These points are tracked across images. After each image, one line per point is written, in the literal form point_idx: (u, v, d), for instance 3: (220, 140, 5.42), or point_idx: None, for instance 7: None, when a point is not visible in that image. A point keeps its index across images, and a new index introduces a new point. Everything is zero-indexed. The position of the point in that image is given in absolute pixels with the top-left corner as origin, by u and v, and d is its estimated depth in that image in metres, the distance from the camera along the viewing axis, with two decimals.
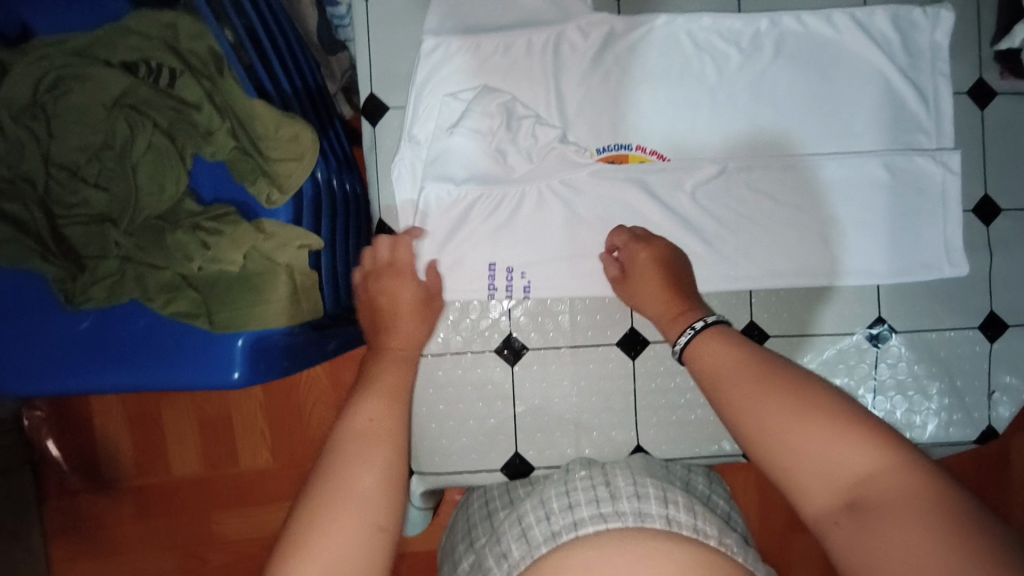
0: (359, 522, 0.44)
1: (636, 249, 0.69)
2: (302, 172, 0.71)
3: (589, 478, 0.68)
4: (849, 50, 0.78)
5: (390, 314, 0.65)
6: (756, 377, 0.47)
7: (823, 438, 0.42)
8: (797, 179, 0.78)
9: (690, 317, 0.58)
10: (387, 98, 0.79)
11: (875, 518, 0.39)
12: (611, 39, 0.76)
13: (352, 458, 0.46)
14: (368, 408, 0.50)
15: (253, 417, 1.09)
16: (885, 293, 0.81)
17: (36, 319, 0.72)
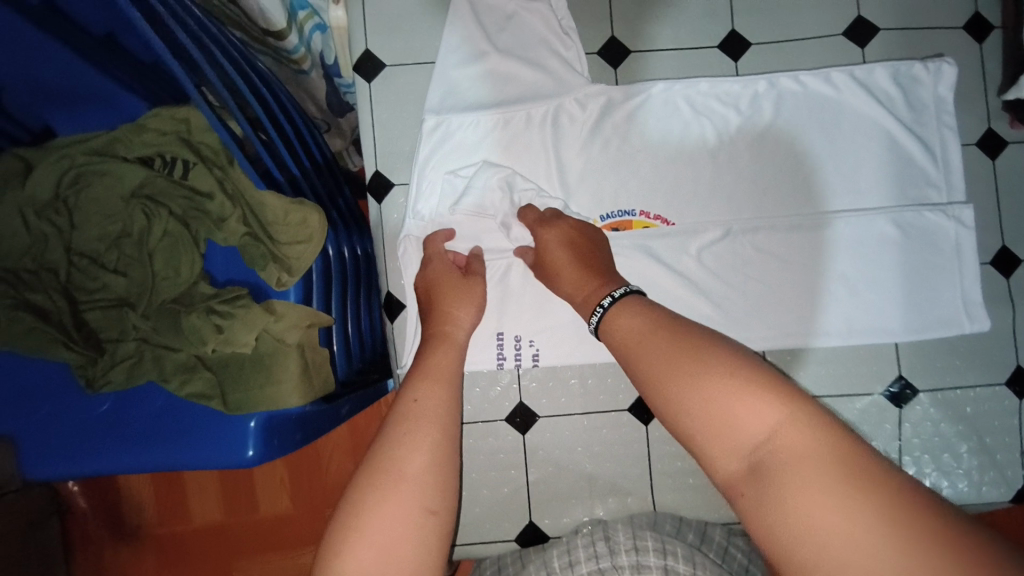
0: (413, 500, 0.46)
1: (543, 232, 0.70)
2: (310, 254, 0.73)
3: (590, 536, 0.70)
4: (851, 107, 0.77)
5: (432, 300, 0.69)
6: (659, 344, 0.48)
7: (718, 391, 0.41)
8: (804, 238, 0.77)
9: (604, 291, 0.60)
10: (393, 174, 0.81)
11: (772, 476, 0.37)
12: (610, 109, 0.78)
13: (404, 439, 0.49)
14: (415, 389, 0.54)
15: (272, 467, 1.10)
16: (904, 351, 0.78)
17: (58, 400, 0.74)
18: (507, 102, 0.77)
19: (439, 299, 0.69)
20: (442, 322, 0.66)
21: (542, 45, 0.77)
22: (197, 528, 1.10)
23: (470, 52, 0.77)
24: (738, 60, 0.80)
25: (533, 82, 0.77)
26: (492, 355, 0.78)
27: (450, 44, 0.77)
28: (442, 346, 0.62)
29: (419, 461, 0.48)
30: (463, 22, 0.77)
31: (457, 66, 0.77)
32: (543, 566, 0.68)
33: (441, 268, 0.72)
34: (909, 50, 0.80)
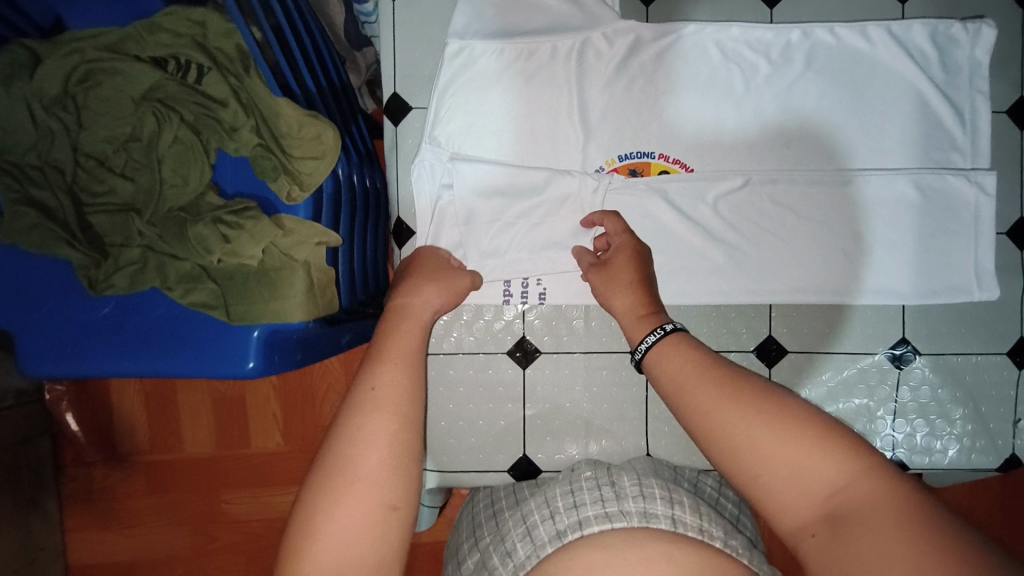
0: (369, 504, 0.44)
1: (621, 238, 0.69)
2: (324, 170, 0.72)
3: (594, 478, 0.70)
4: (884, 65, 0.76)
5: (411, 276, 0.65)
6: (721, 390, 0.48)
7: (797, 452, 0.43)
8: (822, 194, 0.76)
9: (656, 319, 0.59)
10: (410, 98, 0.78)
11: (853, 531, 0.39)
12: (638, 47, 0.76)
13: (358, 436, 0.46)
14: (368, 378, 0.49)
15: (264, 400, 1.10)
16: (909, 314, 0.78)
17: (57, 303, 0.73)
18: (534, 31, 0.75)
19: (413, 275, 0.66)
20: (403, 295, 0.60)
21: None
22: (189, 456, 1.11)
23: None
24: (773, 6, 0.78)
25: (561, 13, 0.75)
26: (499, 291, 0.78)
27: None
28: (400, 319, 0.55)
29: (374, 460, 0.45)
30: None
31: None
32: (545, 503, 0.67)
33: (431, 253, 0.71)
34: (950, 8, 0.77)
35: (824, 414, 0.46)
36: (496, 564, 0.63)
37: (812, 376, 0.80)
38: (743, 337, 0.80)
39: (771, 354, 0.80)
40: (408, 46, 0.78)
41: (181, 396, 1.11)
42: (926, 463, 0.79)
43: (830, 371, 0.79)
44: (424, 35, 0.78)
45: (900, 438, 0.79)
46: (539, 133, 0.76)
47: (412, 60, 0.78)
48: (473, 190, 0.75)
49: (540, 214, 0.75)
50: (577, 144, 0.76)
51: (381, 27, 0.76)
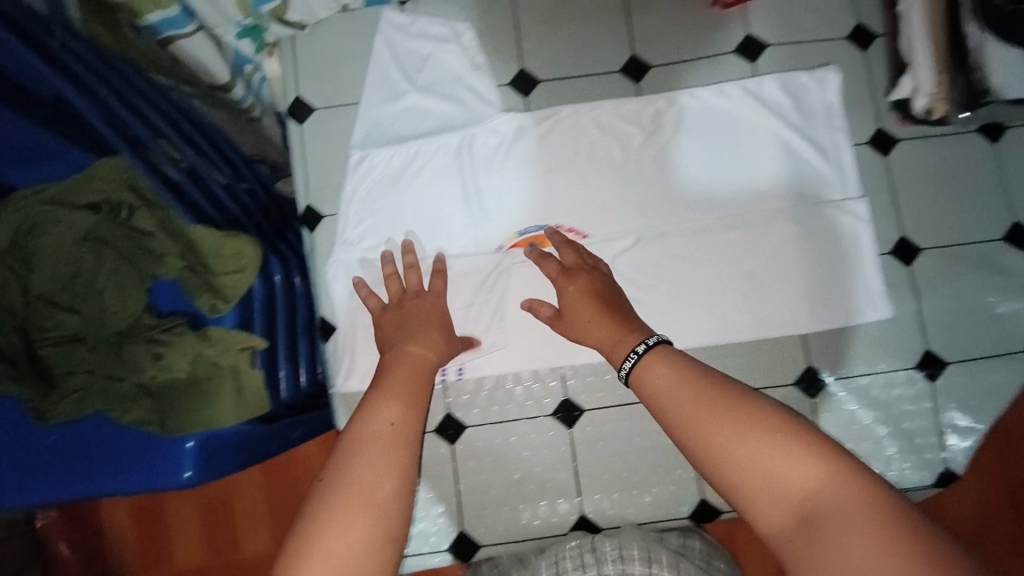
0: (373, 532, 0.46)
1: (561, 280, 0.68)
2: (244, 281, 0.80)
3: (577, 547, 0.71)
4: (748, 118, 0.83)
5: (426, 327, 0.66)
6: (694, 399, 0.48)
7: (772, 456, 0.43)
8: (710, 241, 0.83)
9: (635, 337, 0.59)
10: (321, 207, 0.85)
11: (827, 540, 0.39)
12: (521, 134, 0.84)
13: (375, 463, 0.50)
14: (387, 410, 0.54)
15: (253, 501, 1.00)
16: (814, 342, 0.82)
17: (7, 438, 0.77)
18: (422, 134, 0.85)
19: (421, 325, 0.67)
20: (418, 345, 0.63)
21: (460, 83, 0.85)
22: (178, 573, 0.99)
23: (388, 93, 0.85)
24: (640, 79, 0.86)
25: (447, 116, 0.85)
26: None
27: (371, 87, 0.85)
28: (414, 368, 0.60)
29: (386, 488, 0.49)
30: (378, 66, 0.85)
31: (375, 105, 0.85)
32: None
33: (427, 304, 0.70)
34: (800, 59, 0.85)
35: (807, 422, 0.45)
36: None
37: None
38: None
39: None
40: (316, 161, 0.85)
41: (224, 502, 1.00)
42: None
43: None
44: (328, 149, 0.85)
45: None
46: (440, 222, 0.84)
47: (320, 172, 0.85)
48: (383, 281, 0.83)
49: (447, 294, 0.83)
50: (474, 228, 0.84)
51: (290, 147, 0.85)
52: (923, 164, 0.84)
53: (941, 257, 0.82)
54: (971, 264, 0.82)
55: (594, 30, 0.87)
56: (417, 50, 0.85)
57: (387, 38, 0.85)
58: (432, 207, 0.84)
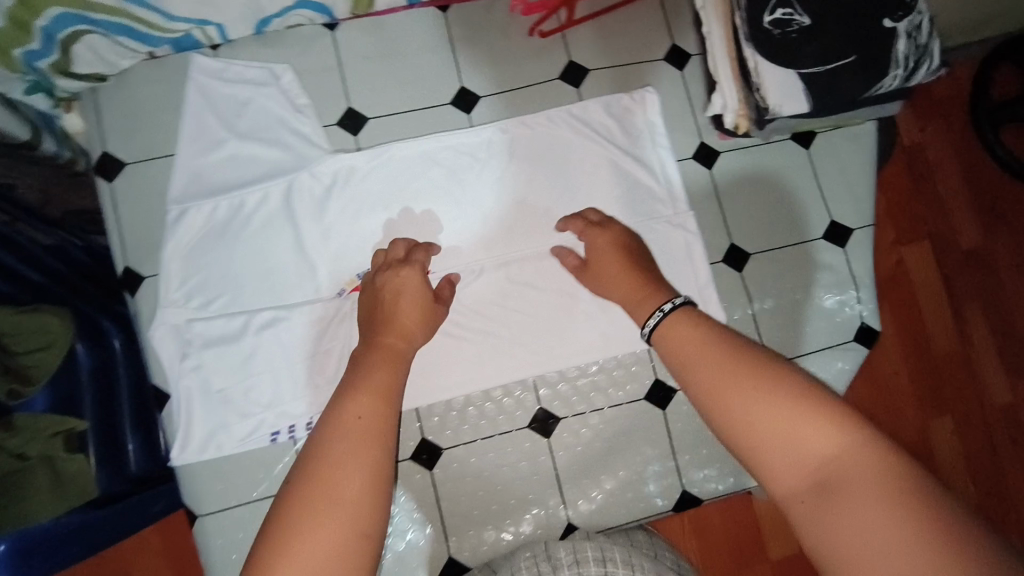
0: (347, 529, 0.45)
1: (590, 233, 0.73)
2: (52, 358, 0.74)
3: (532, 557, 0.70)
4: (577, 142, 0.85)
5: (390, 310, 0.64)
6: (727, 361, 0.50)
7: (782, 419, 0.45)
8: (553, 266, 0.83)
9: (657, 298, 0.61)
10: (142, 268, 0.80)
11: (842, 499, 0.40)
12: (353, 174, 0.82)
13: (344, 461, 0.48)
14: (354, 406, 0.53)
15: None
16: (657, 356, 0.85)
17: None
18: (246, 182, 0.81)
19: (396, 308, 0.64)
20: (394, 334, 0.62)
21: (286, 126, 0.82)
22: None
23: (204, 142, 0.81)
24: (470, 110, 0.86)
25: (272, 162, 0.82)
26: (264, 433, 0.78)
27: (185, 136, 0.80)
28: (385, 362, 0.58)
29: (353, 484, 0.47)
30: (191, 114, 0.81)
31: (190, 155, 0.80)
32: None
33: (414, 279, 0.67)
34: (622, 80, 0.87)
35: (828, 388, 0.47)
36: None
37: (587, 436, 0.82)
38: (518, 415, 0.82)
39: (548, 425, 0.82)
40: (133, 220, 0.80)
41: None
42: (720, 489, 0.84)
43: (606, 425, 0.83)
44: (145, 206, 0.80)
45: (686, 468, 0.83)
46: (272, 271, 0.81)
47: (138, 231, 0.80)
48: (213, 342, 0.79)
49: (285, 347, 0.80)
50: (309, 275, 0.81)
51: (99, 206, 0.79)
52: (744, 174, 0.88)
53: (769, 260, 0.87)
54: (796, 264, 0.87)
55: (418, 65, 0.86)
56: (234, 96, 0.82)
57: (199, 84, 0.81)
58: (264, 257, 0.81)
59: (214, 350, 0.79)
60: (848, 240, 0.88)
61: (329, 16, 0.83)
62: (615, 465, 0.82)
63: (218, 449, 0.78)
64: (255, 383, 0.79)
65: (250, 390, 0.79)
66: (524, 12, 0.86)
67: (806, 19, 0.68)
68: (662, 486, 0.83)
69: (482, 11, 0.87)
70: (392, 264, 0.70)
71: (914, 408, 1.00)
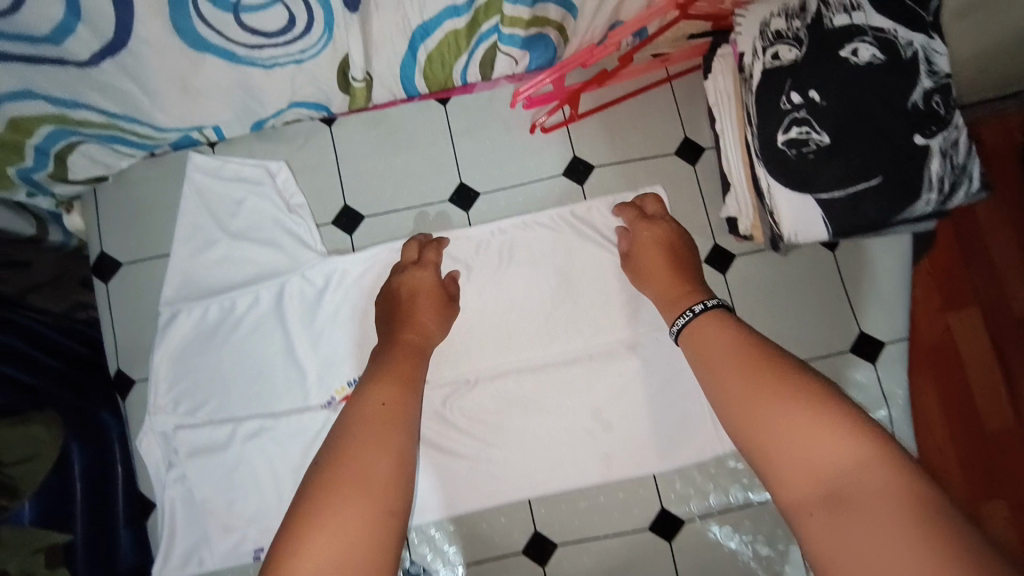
0: (370, 504, 0.46)
1: (640, 226, 0.73)
2: (39, 469, 0.73)
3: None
4: (580, 245, 0.80)
5: (415, 309, 0.68)
6: (749, 364, 0.49)
7: (799, 424, 0.43)
8: (553, 379, 0.78)
9: (691, 299, 0.62)
10: (135, 371, 0.79)
11: (852, 511, 0.38)
12: (344, 278, 0.80)
13: (370, 439, 0.50)
14: (378, 391, 0.55)
15: None
16: (664, 477, 0.79)
17: None
18: (240, 283, 0.79)
19: (413, 304, 0.69)
20: (412, 329, 0.66)
21: (281, 227, 0.80)
22: None
23: (198, 242, 0.80)
24: (469, 208, 0.83)
25: (265, 263, 0.80)
26: (247, 550, 0.75)
27: (179, 238, 0.79)
28: (407, 355, 0.62)
29: (382, 466, 0.49)
30: (187, 215, 0.80)
31: (184, 256, 0.79)
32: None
33: (429, 281, 0.72)
34: (628, 178, 0.84)
35: (854, 400, 0.44)
36: None
37: (588, 564, 0.77)
38: (512, 536, 0.78)
39: (545, 548, 0.78)
40: (129, 323, 0.80)
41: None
42: None
43: (605, 552, 0.77)
44: (142, 309, 0.80)
45: None
46: (261, 377, 0.78)
47: (134, 334, 0.80)
48: (200, 449, 0.76)
49: (270, 459, 0.77)
50: (297, 382, 0.78)
51: (95, 310, 0.79)
52: (761, 280, 0.82)
53: None
54: None
55: (418, 161, 0.84)
56: (230, 196, 0.80)
57: (195, 183, 0.80)
58: (251, 361, 0.78)
59: (199, 458, 0.76)
60: (878, 355, 0.81)
61: (327, 111, 0.80)
62: None
63: (200, 563, 0.75)
64: (239, 493, 0.76)
65: (233, 501, 0.76)
66: (527, 106, 0.82)
67: (825, 137, 0.63)
68: None
69: (484, 105, 0.85)
70: (406, 266, 0.73)
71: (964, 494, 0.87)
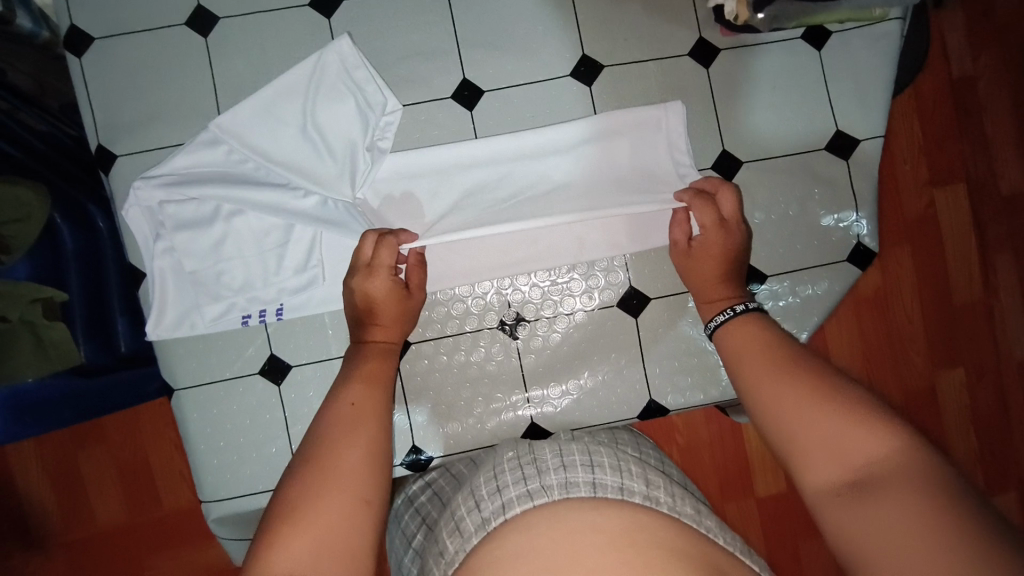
0: (349, 494, 0.53)
1: (710, 231, 0.71)
2: (30, 231, 0.74)
3: (516, 457, 0.72)
4: (557, 34, 0.81)
5: (381, 310, 0.71)
6: (783, 368, 0.55)
7: (827, 420, 0.49)
8: (530, 167, 0.80)
9: (727, 300, 0.68)
10: (115, 147, 0.80)
11: (869, 489, 0.43)
12: (334, 71, 0.78)
13: (343, 438, 0.57)
14: (349, 392, 0.63)
15: (171, 458, 1.02)
16: (634, 264, 0.82)
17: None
18: (292, 163, 0.78)
19: (376, 309, 0.71)
20: (381, 335, 0.71)
21: (351, 148, 0.79)
22: (101, 527, 1.03)
23: (279, 105, 0.78)
24: None
25: (315, 156, 0.78)
26: (236, 315, 0.80)
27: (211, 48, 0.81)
28: (377, 352, 0.69)
29: (354, 455, 0.56)
30: (296, 77, 0.78)
31: (256, 109, 0.78)
32: (470, 494, 0.69)
33: (385, 287, 0.71)
34: None
35: (879, 403, 0.49)
36: (430, 566, 0.63)
37: (555, 340, 0.82)
38: (487, 315, 0.82)
39: (518, 325, 0.82)
40: (105, 99, 0.80)
41: (115, 443, 1.02)
42: (683, 402, 0.82)
43: (574, 330, 0.82)
44: (119, 84, 0.80)
45: (655, 377, 0.82)
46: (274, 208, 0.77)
47: (111, 109, 0.80)
48: (184, 221, 0.78)
49: (255, 235, 0.78)
50: (276, 166, 0.78)
51: (72, 84, 0.79)
52: (745, 77, 0.82)
53: (764, 169, 0.81)
54: (791, 175, 0.81)
55: None
56: (333, 94, 0.78)
57: (324, 60, 0.78)
58: (234, 143, 0.78)
59: (184, 230, 0.78)
60: (853, 153, 0.82)
61: None
62: (581, 369, 0.82)
63: (192, 327, 0.80)
64: (228, 266, 0.79)
65: (220, 273, 0.79)
66: None
67: None
68: (626, 397, 0.82)
69: None
70: (359, 269, 0.72)
71: (925, 355, 1.04)
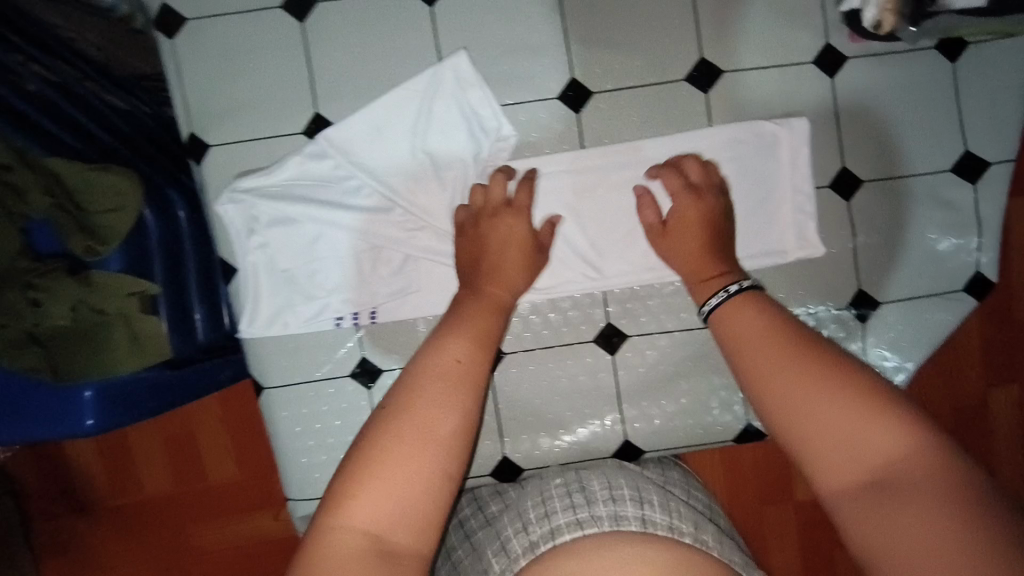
0: (434, 459, 0.49)
1: (683, 198, 0.70)
2: (122, 223, 0.75)
3: (564, 484, 0.71)
4: (676, 35, 0.76)
5: (506, 257, 0.68)
6: (796, 357, 0.49)
7: (837, 418, 0.45)
8: (639, 174, 0.76)
9: (723, 280, 0.63)
10: (206, 136, 0.77)
11: (887, 496, 0.42)
12: (444, 86, 0.75)
13: (439, 396, 0.51)
14: (452, 346, 0.55)
15: (213, 434, 1.03)
16: (744, 282, 0.78)
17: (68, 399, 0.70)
18: (393, 180, 0.76)
19: (502, 257, 0.68)
20: (494, 284, 0.65)
21: (461, 167, 0.76)
22: (147, 495, 1.04)
23: (389, 123, 0.76)
24: None
25: (421, 175, 0.76)
26: (329, 315, 0.78)
27: (308, 33, 0.76)
28: (489, 307, 0.62)
29: (450, 421, 0.50)
30: (405, 93, 0.75)
31: (363, 122, 0.75)
32: (517, 516, 0.69)
33: (523, 232, 0.70)
34: None
35: (894, 390, 0.46)
36: None
37: (654, 356, 0.79)
38: (585, 328, 0.79)
39: (614, 342, 0.80)
40: (196, 86, 0.77)
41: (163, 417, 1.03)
42: None
43: (675, 347, 0.79)
44: (209, 70, 0.77)
45: None
46: (376, 228, 0.76)
47: (203, 97, 0.77)
48: (280, 217, 0.76)
49: (352, 239, 0.76)
50: (378, 178, 0.76)
51: (164, 69, 0.76)
52: (872, 88, 0.76)
53: (885, 189, 0.77)
54: (913, 198, 0.77)
55: None
56: (444, 113, 0.76)
57: (438, 76, 0.75)
58: (333, 154, 0.75)
59: (281, 228, 0.76)
60: (981, 175, 0.77)
61: None
62: (678, 390, 0.80)
63: (284, 326, 0.78)
64: (322, 266, 0.77)
65: (315, 272, 0.77)
66: None
67: None
68: (723, 418, 0.80)
69: None
70: (502, 207, 0.71)
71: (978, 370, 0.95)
